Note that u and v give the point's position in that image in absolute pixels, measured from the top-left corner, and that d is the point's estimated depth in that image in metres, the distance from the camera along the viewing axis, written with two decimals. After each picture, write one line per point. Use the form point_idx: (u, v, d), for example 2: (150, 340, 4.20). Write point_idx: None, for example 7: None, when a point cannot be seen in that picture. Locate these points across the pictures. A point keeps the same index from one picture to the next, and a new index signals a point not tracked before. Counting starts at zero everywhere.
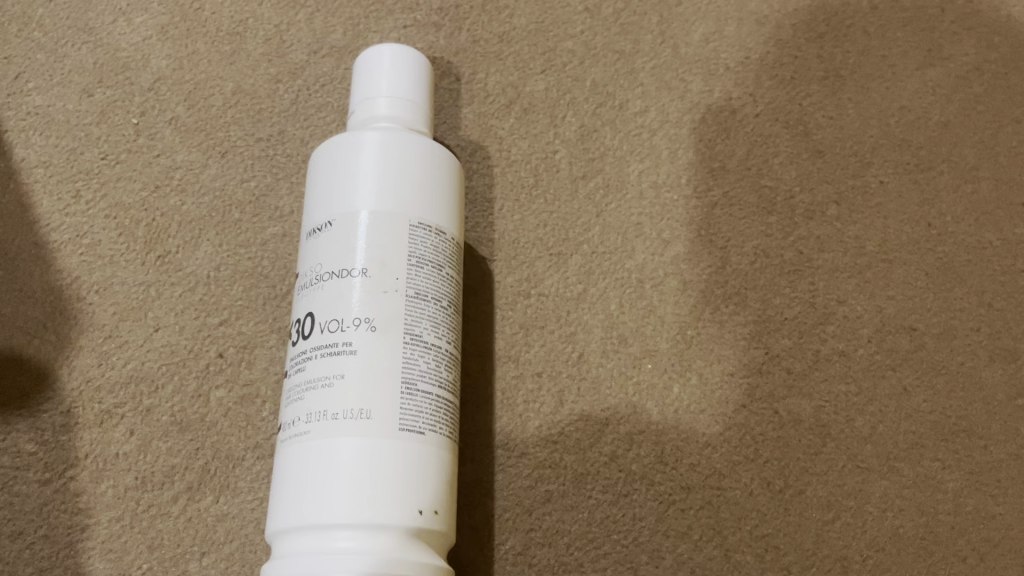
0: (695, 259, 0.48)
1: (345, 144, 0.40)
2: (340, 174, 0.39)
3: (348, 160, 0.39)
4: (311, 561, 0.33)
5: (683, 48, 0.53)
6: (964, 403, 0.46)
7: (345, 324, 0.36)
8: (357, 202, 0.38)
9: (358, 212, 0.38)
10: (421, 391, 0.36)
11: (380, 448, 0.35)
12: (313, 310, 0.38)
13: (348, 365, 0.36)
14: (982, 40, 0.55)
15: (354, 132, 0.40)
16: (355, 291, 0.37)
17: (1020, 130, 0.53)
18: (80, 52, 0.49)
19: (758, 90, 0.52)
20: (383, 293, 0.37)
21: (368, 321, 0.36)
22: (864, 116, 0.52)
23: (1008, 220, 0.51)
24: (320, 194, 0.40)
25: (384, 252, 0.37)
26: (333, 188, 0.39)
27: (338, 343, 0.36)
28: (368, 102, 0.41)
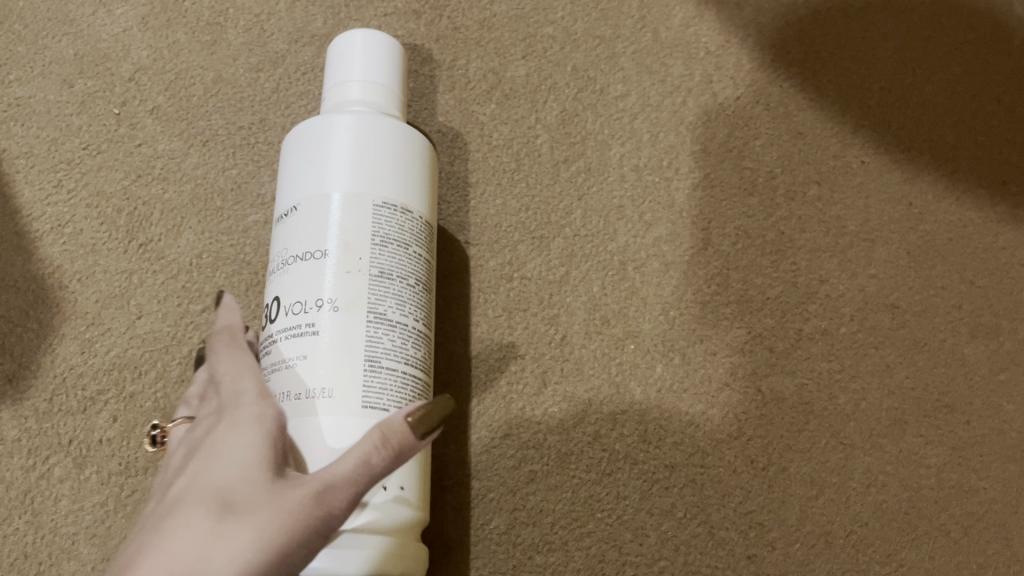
0: (677, 241, 0.48)
1: (312, 128, 0.40)
2: (307, 159, 0.39)
3: (314, 144, 0.39)
4: None
5: (664, 32, 0.53)
6: (946, 379, 0.46)
7: (309, 306, 0.37)
8: (323, 184, 0.38)
9: (323, 197, 0.38)
10: (386, 368, 0.36)
11: (345, 425, 0.35)
12: (281, 294, 0.38)
13: (312, 346, 0.36)
14: (961, 22, 0.55)
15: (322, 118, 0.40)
16: (320, 272, 0.37)
17: (1000, 109, 0.53)
18: (60, 44, 0.49)
19: (738, 73, 0.52)
20: (346, 273, 0.37)
21: (331, 302, 0.37)
22: (846, 99, 0.52)
23: (989, 198, 0.51)
24: (289, 180, 0.40)
25: (348, 234, 0.37)
26: (300, 172, 0.39)
27: (303, 325, 0.37)
28: (340, 86, 0.41)
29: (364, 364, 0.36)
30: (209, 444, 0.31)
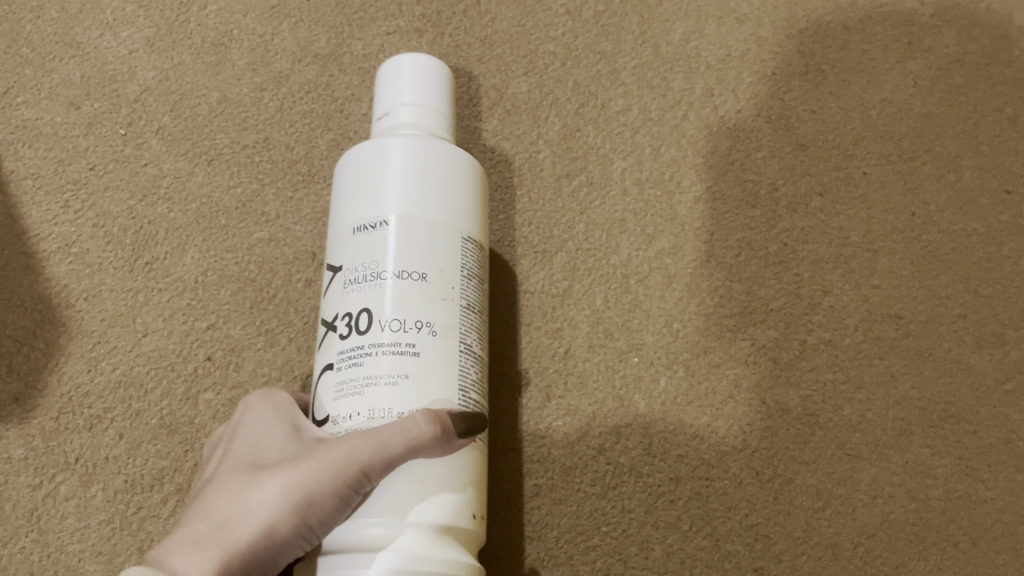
0: (679, 254, 0.48)
1: (389, 147, 0.39)
2: (395, 175, 0.39)
3: (402, 162, 0.39)
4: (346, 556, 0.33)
5: (664, 47, 0.53)
6: (951, 389, 0.46)
7: (407, 325, 0.36)
8: (421, 205, 0.38)
9: (419, 217, 0.38)
10: (473, 399, 0.37)
11: None
12: (372, 307, 0.37)
13: (412, 367, 0.36)
14: (962, 32, 0.55)
15: (404, 137, 0.40)
16: (419, 293, 0.37)
17: (1001, 119, 0.53)
18: (67, 67, 0.50)
19: (739, 86, 0.53)
20: (442, 300, 0.38)
21: (429, 325, 0.37)
22: (847, 110, 0.53)
23: (992, 206, 0.51)
24: (376, 189, 0.39)
25: (443, 262, 0.38)
26: (392, 185, 0.39)
27: (404, 342, 0.36)
28: (401, 109, 0.41)
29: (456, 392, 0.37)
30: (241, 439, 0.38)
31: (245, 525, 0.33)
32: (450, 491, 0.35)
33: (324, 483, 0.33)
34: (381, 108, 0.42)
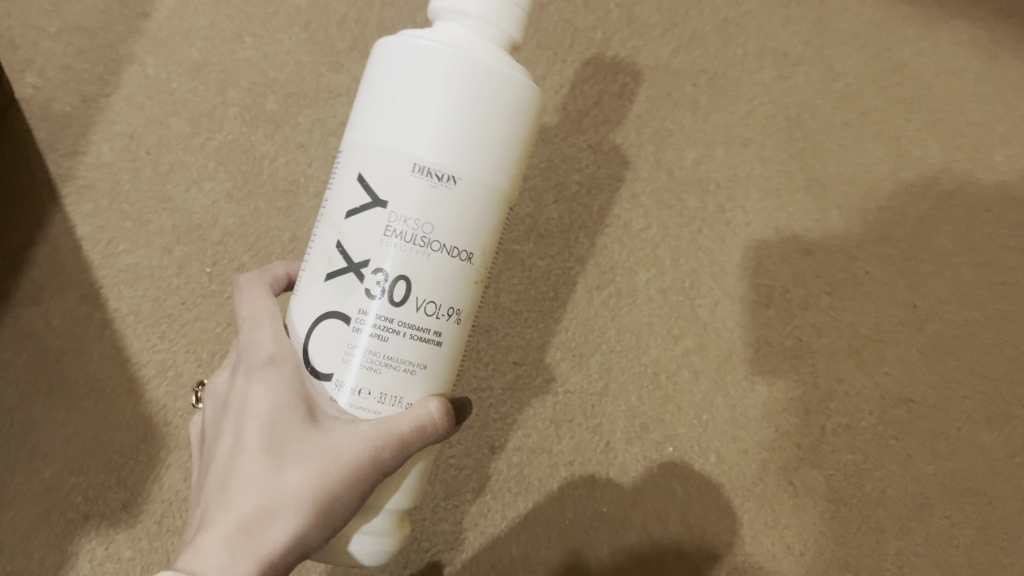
0: (703, 351, 0.54)
1: (496, 82, 0.34)
2: (479, 115, 0.34)
3: (491, 104, 0.34)
4: None
5: (677, 171, 0.58)
6: (966, 464, 0.51)
7: (440, 311, 0.35)
8: (487, 169, 0.35)
9: (487, 181, 0.35)
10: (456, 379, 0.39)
11: None
12: (409, 277, 0.34)
13: (431, 356, 0.36)
14: (947, 143, 0.60)
15: (506, 72, 0.34)
16: (457, 274, 0.36)
17: (990, 219, 0.58)
18: (160, 218, 0.57)
19: (747, 202, 0.58)
20: (474, 282, 0.37)
21: (456, 312, 0.36)
22: (850, 223, 0.58)
23: (990, 300, 0.56)
24: (448, 129, 0.33)
25: (490, 237, 0.36)
26: (466, 133, 0.34)
27: (430, 327, 0.35)
28: (502, 12, 0.35)
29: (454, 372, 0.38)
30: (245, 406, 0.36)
31: (283, 520, 0.33)
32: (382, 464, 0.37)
33: (352, 476, 0.34)
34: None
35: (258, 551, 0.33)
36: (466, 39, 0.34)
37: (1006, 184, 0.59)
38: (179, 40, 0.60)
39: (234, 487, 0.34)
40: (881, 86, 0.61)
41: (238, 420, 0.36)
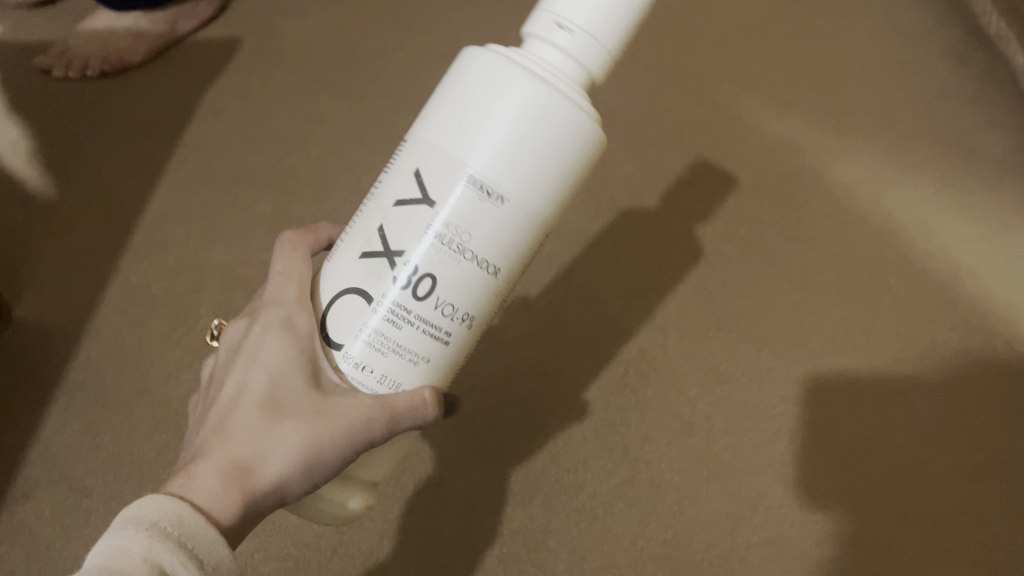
0: (633, 482, 0.63)
1: (567, 121, 0.34)
2: (537, 142, 0.33)
3: (558, 135, 0.34)
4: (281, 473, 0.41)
5: (604, 322, 0.70)
6: (881, 563, 0.60)
7: (455, 315, 0.36)
8: (534, 192, 0.34)
9: (529, 207, 0.35)
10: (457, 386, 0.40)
11: None
12: (434, 276, 0.35)
13: (438, 352, 0.37)
14: (844, 276, 0.73)
15: (580, 107, 0.34)
16: (481, 285, 0.36)
17: (885, 337, 0.69)
18: (142, 410, 0.67)
19: (667, 343, 0.69)
20: (494, 294, 0.37)
21: (471, 317, 0.37)
22: (729, 355, 0.68)
23: (857, 411, 0.66)
24: (505, 150, 0.33)
25: (520, 259, 0.36)
26: (523, 155, 0.34)
27: (445, 325, 0.36)
28: (590, 48, 0.34)
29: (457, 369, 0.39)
30: (259, 355, 0.40)
31: (274, 463, 0.37)
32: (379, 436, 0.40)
33: (339, 439, 0.37)
34: (571, 21, 0.34)
35: (246, 483, 0.37)
36: (549, 67, 0.34)
37: (857, 312, 0.71)
38: (179, 261, 0.75)
39: (234, 426, 0.38)
40: (737, 243, 0.74)
41: (250, 366, 0.40)
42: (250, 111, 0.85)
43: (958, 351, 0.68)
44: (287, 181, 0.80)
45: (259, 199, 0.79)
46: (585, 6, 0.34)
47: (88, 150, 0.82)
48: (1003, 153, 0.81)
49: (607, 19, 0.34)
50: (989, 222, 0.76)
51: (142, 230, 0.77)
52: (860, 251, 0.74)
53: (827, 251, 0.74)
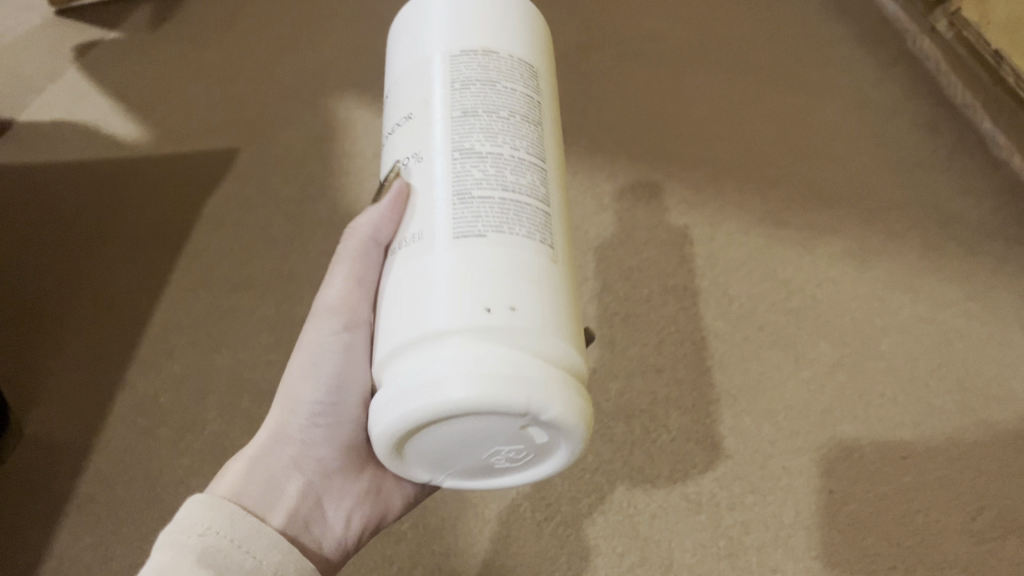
0: (645, 563, 0.63)
1: (408, 25, 0.48)
2: (402, 50, 0.48)
3: (408, 32, 0.48)
4: (387, 396, 0.38)
5: (604, 403, 0.71)
6: None
7: (402, 166, 0.44)
8: (406, 67, 0.46)
9: (406, 77, 0.46)
10: (477, 197, 0.40)
11: (442, 256, 0.39)
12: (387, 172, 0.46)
13: (404, 195, 0.42)
14: (836, 343, 0.74)
15: (414, 10, 0.48)
16: (409, 131, 0.44)
17: (883, 401, 0.71)
18: (151, 519, 0.67)
19: (669, 420, 0.70)
20: (426, 122, 0.43)
21: (417, 153, 0.43)
22: (730, 430, 0.69)
23: (862, 479, 0.67)
24: (392, 75, 0.48)
25: (424, 94, 0.44)
26: (396, 66, 0.48)
27: (396, 176, 0.44)
28: None
29: (450, 177, 0.41)
30: None
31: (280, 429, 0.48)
32: (440, 284, 0.38)
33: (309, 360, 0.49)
34: None
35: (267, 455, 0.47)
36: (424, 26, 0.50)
37: (852, 380, 0.72)
38: (185, 366, 0.76)
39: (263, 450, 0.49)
40: (729, 319, 0.77)
41: None
42: (250, 217, 0.88)
43: (955, 413, 0.69)
44: (288, 281, 0.82)
45: (261, 302, 0.80)
46: None
47: (95, 265, 0.85)
48: (981, 216, 0.84)
49: None
50: (974, 284, 0.78)
51: (149, 340, 0.79)
52: (850, 319, 0.76)
53: (819, 320, 0.76)
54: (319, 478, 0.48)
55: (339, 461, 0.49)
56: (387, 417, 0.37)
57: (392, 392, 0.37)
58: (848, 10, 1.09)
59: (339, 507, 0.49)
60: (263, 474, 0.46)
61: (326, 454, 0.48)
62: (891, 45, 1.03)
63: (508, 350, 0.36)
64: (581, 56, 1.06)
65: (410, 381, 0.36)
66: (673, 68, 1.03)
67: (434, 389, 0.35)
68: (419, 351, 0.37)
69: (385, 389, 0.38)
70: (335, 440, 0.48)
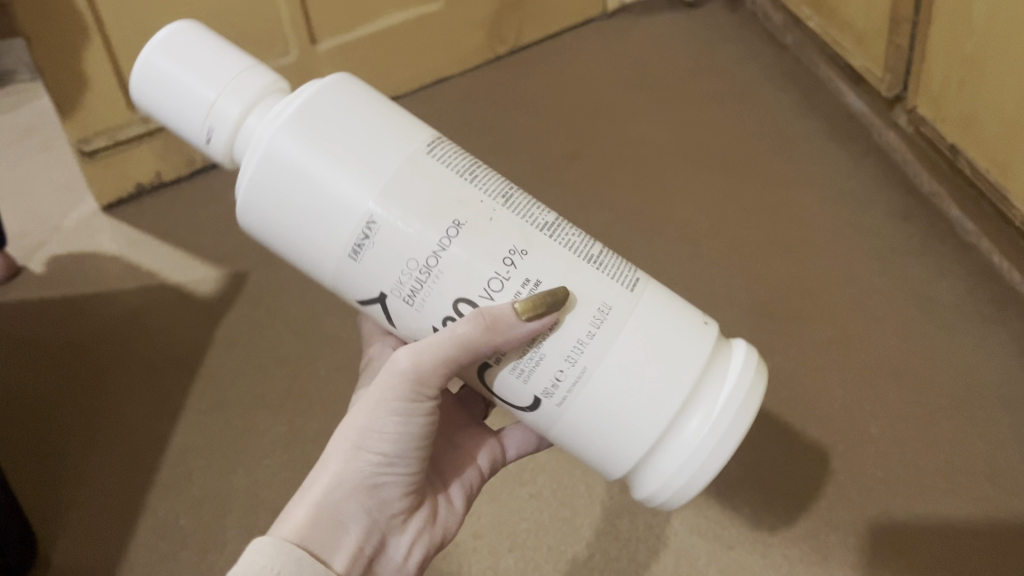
0: None
1: (279, 145, 0.40)
2: (311, 173, 0.39)
3: (304, 151, 0.39)
4: (708, 449, 0.42)
5: (609, 499, 0.74)
6: None
7: (504, 273, 0.40)
8: (365, 181, 0.39)
9: (379, 190, 0.39)
10: (599, 251, 0.42)
11: (645, 317, 0.41)
12: (462, 296, 0.41)
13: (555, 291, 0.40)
14: (827, 429, 0.77)
15: (278, 130, 0.40)
16: (472, 238, 0.40)
17: (877, 483, 0.73)
18: None
19: (672, 514, 0.73)
20: (491, 220, 0.40)
21: (517, 250, 0.40)
22: (732, 522, 0.72)
23: (862, 564, 0.69)
24: (325, 207, 0.40)
25: (449, 193, 0.40)
26: (327, 195, 0.40)
27: (516, 282, 0.40)
28: (224, 108, 0.41)
29: (569, 251, 0.41)
30: None
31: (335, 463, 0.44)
32: (669, 333, 0.41)
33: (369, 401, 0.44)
34: (206, 138, 0.42)
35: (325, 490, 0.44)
36: (253, 144, 0.41)
37: (845, 464, 0.75)
38: (204, 486, 0.79)
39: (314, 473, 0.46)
40: None
41: None
42: (261, 338, 0.92)
43: (946, 492, 0.72)
44: (299, 398, 0.85)
45: (275, 420, 0.84)
46: (191, 122, 0.42)
47: (114, 394, 0.89)
48: (957, 298, 0.87)
49: (196, 99, 0.42)
50: (956, 363, 0.81)
51: (168, 463, 0.82)
52: (838, 405, 0.79)
53: (809, 408, 0.79)
54: (384, 517, 0.46)
55: (403, 497, 0.46)
56: (721, 458, 0.42)
57: (715, 435, 0.41)
58: (818, 109, 1.15)
59: (400, 540, 0.47)
60: (335, 519, 0.43)
61: (394, 493, 0.46)
62: (859, 140, 1.09)
63: (725, 345, 0.43)
64: (569, 165, 1.12)
65: (729, 417, 0.41)
66: (656, 173, 1.09)
67: (746, 408, 0.42)
68: (704, 399, 0.42)
69: (699, 449, 0.41)
70: (403, 483, 0.46)
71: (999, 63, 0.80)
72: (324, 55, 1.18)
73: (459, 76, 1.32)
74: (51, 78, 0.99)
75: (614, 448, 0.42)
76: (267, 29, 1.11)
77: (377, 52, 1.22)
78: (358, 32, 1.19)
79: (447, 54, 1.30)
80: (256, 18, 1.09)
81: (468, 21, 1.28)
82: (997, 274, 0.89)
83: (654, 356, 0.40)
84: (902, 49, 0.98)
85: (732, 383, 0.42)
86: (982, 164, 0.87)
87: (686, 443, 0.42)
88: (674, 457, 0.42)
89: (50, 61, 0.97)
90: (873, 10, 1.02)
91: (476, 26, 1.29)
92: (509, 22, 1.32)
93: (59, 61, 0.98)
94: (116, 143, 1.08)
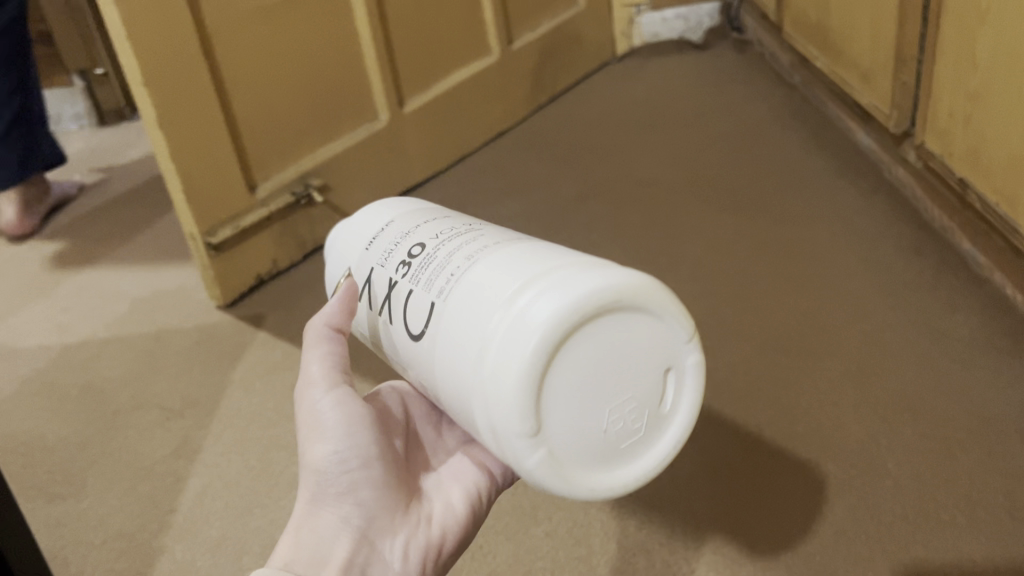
0: None
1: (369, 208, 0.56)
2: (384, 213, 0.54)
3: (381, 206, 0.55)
4: (522, 323, 0.39)
5: (625, 538, 0.74)
6: None
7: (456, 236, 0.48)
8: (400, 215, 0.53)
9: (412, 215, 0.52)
10: None
11: (538, 247, 0.44)
12: (418, 247, 0.48)
13: (475, 241, 0.46)
14: (841, 464, 0.77)
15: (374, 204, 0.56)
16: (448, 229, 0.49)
17: (896, 518, 0.72)
18: None
19: (689, 551, 0.72)
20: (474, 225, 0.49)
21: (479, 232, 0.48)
22: (748, 558, 0.71)
23: None
24: (367, 229, 0.54)
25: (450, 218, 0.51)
26: (372, 221, 0.54)
27: (456, 236, 0.47)
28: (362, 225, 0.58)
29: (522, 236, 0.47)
30: None
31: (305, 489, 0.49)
32: (546, 254, 0.43)
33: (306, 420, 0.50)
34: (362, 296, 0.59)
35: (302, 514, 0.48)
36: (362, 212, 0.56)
37: (861, 499, 0.74)
38: (214, 527, 0.80)
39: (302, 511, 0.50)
40: (740, 449, 0.80)
41: None
42: (281, 380, 0.93)
43: (964, 527, 0.71)
44: None
45: (292, 462, 0.84)
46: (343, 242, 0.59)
47: (132, 437, 0.90)
48: (972, 332, 0.87)
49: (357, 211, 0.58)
50: (971, 398, 0.81)
51: (184, 504, 0.82)
52: (852, 440, 0.79)
53: (822, 442, 0.79)
54: (365, 522, 0.48)
55: (380, 500, 0.49)
56: (528, 323, 0.39)
57: (535, 300, 0.40)
58: (826, 148, 1.16)
59: (393, 543, 0.48)
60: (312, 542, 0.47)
61: (365, 496, 0.48)
62: (869, 176, 1.10)
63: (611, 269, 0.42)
64: (581, 207, 1.13)
65: (552, 287, 0.40)
66: (672, 213, 1.10)
67: (569, 284, 0.40)
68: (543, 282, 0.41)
69: (518, 319, 0.40)
70: (371, 480, 0.48)
71: (1001, 96, 0.82)
72: (409, 116, 1.17)
73: (514, 128, 1.33)
74: (176, 158, 0.93)
75: (466, 340, 0.42)
76: (358, 93, 1.10)
77: (447, 113, 1.22)
78: (435, 92, 1.20)
79: (500, 106, 1.31)
80: (347, 82, 1.08)
81: (514, 73, 1.30)
82: (1011, 307, 0.88)
83: (519, 262, 0.43)
84: (908, 86, 0.99)
85: (569, 273, 0.40)
86: (991, 197, 0.88)
87: (515, 318, 0.40)
88: (502, 333, 0.40)
89: (181, 152, 0.93)
90: (877, 49, 1.04)
91: (520, 79, 1.32)
92: (547, 73, 1.35)
93: (188, 147, 0.94)
94: (240, 232, 1.01)
